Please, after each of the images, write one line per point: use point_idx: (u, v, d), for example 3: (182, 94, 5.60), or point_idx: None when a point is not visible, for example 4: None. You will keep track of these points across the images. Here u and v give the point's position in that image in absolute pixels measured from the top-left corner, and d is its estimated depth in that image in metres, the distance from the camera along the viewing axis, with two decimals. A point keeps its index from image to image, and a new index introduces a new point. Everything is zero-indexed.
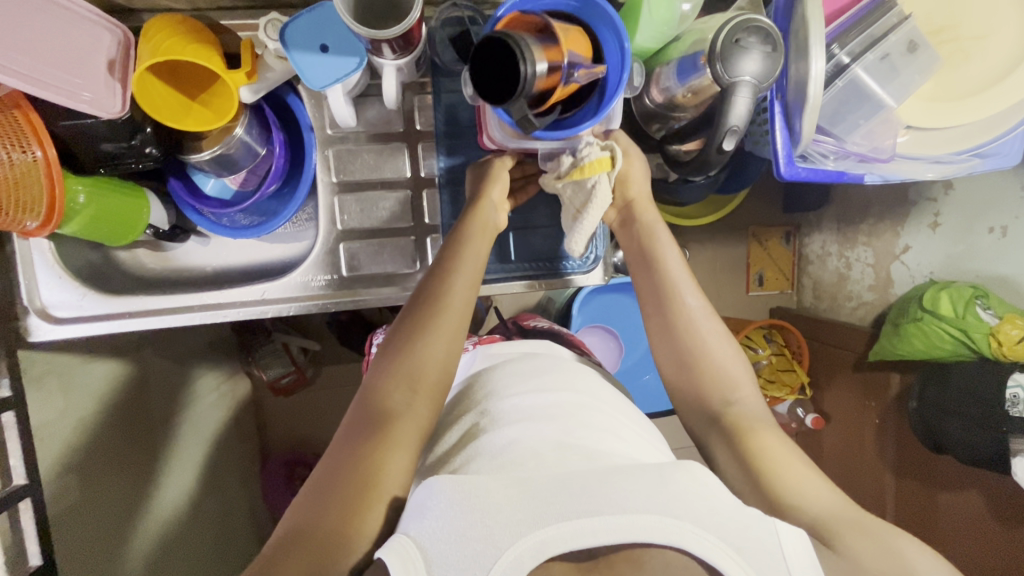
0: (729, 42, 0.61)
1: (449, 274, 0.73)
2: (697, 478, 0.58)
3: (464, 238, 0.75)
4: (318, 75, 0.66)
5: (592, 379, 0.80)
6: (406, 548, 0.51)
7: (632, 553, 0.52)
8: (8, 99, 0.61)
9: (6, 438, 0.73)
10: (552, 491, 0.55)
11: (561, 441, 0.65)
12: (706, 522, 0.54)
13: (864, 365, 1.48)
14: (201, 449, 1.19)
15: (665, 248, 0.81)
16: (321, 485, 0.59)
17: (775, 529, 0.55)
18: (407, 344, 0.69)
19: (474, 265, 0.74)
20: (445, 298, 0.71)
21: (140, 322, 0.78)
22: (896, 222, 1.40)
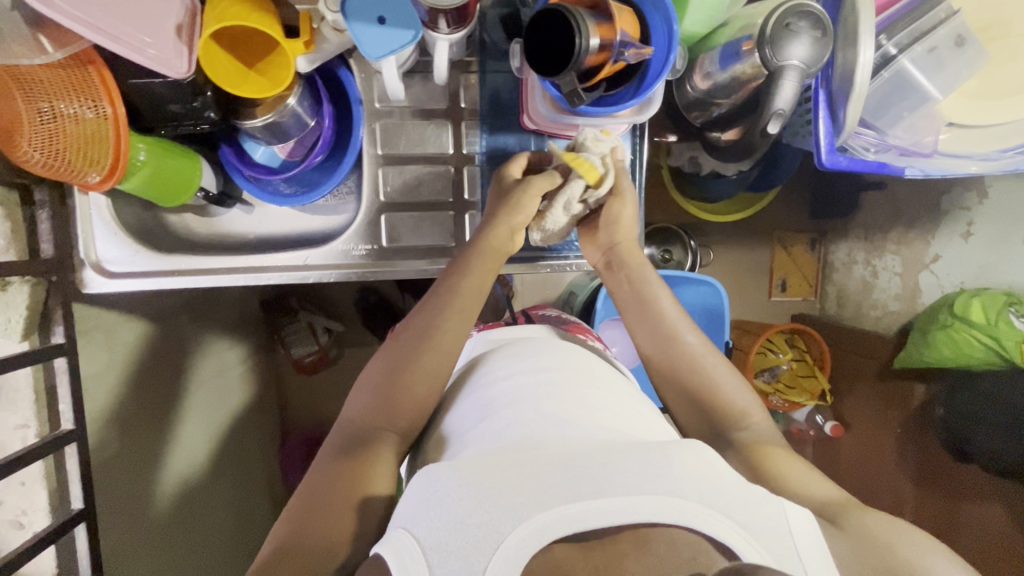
0: (780, 25, 0.62)
1: (442, 311, 0.75)
2: (703, 457, 0.58)
3: (457, 276, 0.77)
4: (374, 46, 0.68)
5: (595, 368, 0.79)
6: (405, 544, 0.51)
7: (641, 533, 0.50)
8: (83, 55, 0.64)
9: (57, 384, 0.76)
10: (554, 475, 0.54)
11: (556, 422, 0.65)
12: (716, 502, 0.53)
13: (891, 373, 1.45)
14: (226, 418, 1.22)
15: (659, 291, 0.83)
16: (303, 508, 0.61)
17: (784, 511, 0.55)
18: (395, 381, 0.71)
19: (466, 306, 0.75)
20: (434, 337, 0.73)
21: (187, 280, 0.81)
22: (928, 230, 1.40)
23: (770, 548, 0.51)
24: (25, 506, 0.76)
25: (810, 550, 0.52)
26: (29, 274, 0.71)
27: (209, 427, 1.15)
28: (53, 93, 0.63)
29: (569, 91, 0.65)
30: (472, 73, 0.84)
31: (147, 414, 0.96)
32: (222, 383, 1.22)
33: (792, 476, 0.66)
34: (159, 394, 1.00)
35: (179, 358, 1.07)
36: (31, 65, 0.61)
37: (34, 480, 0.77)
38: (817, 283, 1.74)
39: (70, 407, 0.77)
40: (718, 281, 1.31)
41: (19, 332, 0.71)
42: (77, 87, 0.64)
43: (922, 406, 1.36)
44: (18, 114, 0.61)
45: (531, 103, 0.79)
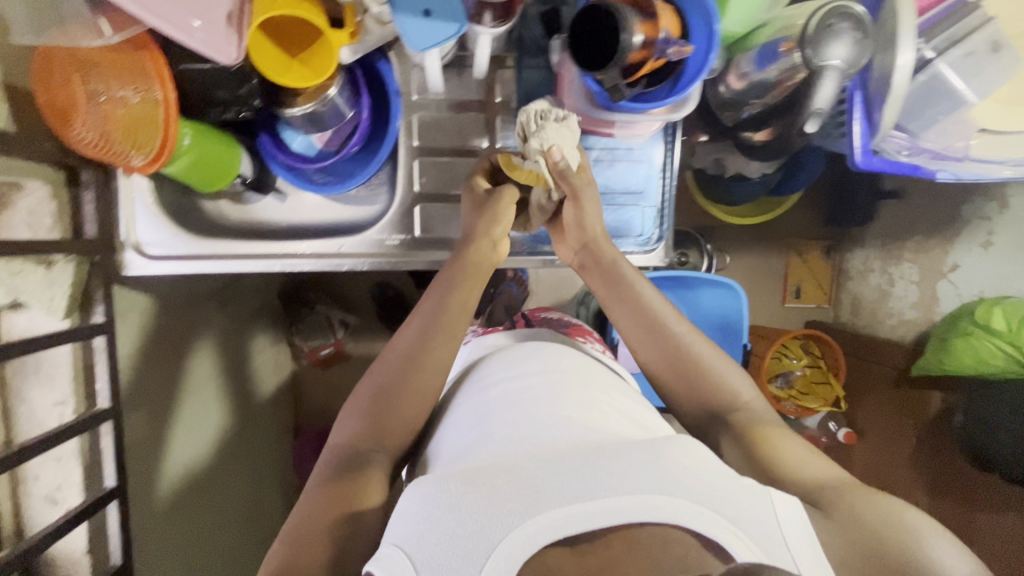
0: (822, 26, 0.64)
1: (430, 330, 0.73)
2: (689, 451, 0.56)
3: (449, 296, 0.76)
4: (418, 38, 0.69)
5: (585, 368, 0.78)
6: (395, 558, 0.50)
7: (631, 534, 0.49)
8: (139, 39, 0.66)
9: (96, 362, 0.78)
10: (541, 479, 0.53)
11: (541, 423, 0.64)
12: (704, 496, 0.51)
13: (906, 381, 1.45)
14: (236, 407, 1.22)
15: (638, 283, 0.81)
16: (298, 534, 0.59)
17: (772, 503, 0.53)
18: (385, 398, 0.69)
19: (454, 323, 0.75)
20: (423, 358, 0.71)
21: (225, 264, 0.83)
22: (947, 239, 1.39)
23: (765, 546, 0.49)
24: (60, 482, 0.77)
25: (799, 541, 0.51)
26: (72, 254, 0.73)
27: (221, 415, 1.15)
28: (110, 78, 0.65)
29: (610, 87, 0.67)
30: (509, 69, 0.86)
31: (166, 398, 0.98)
32: (238, 372, 1.23)
33: (795, 466, 0.65)
34: (179, 379, 1.01)
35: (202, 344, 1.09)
36: (91, 50, 0.63)
37: (70, 457, 0.77)
38: (831, 290, 1.74)
39: (107, 386, 0.80)
40: (738, 285, 1.32)
41: (63, 310, 0.73)
42: (132, 73, 0.66)
43: (939, 415, 1.36)
44: (75, 97, 0.63)
45: (567, 98, 0.80)
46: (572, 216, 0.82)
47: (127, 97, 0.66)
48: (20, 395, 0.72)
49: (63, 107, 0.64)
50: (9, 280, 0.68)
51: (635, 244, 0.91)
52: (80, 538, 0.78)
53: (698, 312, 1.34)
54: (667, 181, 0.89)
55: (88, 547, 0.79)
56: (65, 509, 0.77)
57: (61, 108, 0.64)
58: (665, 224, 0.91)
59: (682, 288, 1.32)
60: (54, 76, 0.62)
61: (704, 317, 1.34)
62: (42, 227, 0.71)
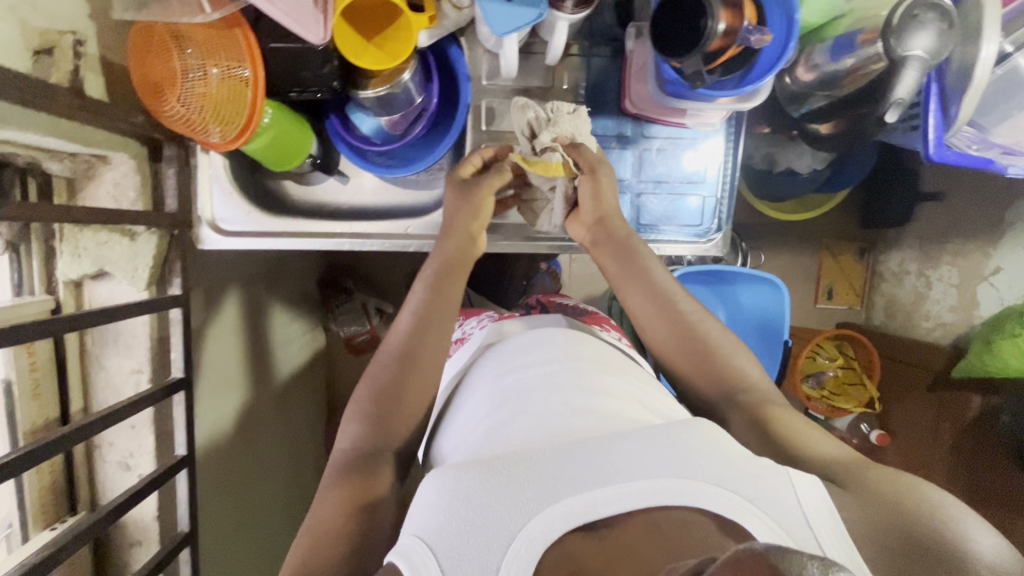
0: (907, 16, 0.64)
1: (423, 324, 0.75)
2: (707, 434, 0.57)
3: (441, 290, 0.77)
4: (501, 22, 0.70)
5: (596, 352, 0.78)
6: (415, 548, 0.48)
7: (652, 520, 0.49)
8: (232, 17, 0.68)
9: (171, 333, 0.80)
10: (556, 469, 0.52)
11: (555, 415, 0.63)
12: (720, 478, 0.51)
13: (941, 383, 1.41)
14: (276, 389, 1.24)
15: (650, 260, 0.82)
16: (315, 534, 0.58)
17: (789, 478, 0.52)
18: (390, 394, 0.70)
19: (444, 316, 0.76)
20: (420, 356, 0.72)
21: (298, 240, 0.88)
22: (986, 243, 1.34)
23: (782, 523, 0.48)
24: (133, 449, 0.80)
25: (819, 518, 0.49)
26: (155, 227, 0.75)
27: (259, 396, 1.17)
28: (203, 53, 0.67)
29: (691, 73, 0.68)
30: (576, 56, 0.86)
31: (216, 374, 1.00)
32: (276, 355, 1.25)
33: (822, 450, 0.62)
34: (225, 358, 1.03)
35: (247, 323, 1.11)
36: (185, 25, 0.65)
37: (143, 425, 0.80)
38: (865, 292, 1.72)
39: (180, 357, 0.81)
40: (782, 283, 1.30)
41: (144, 280, 0.76)
42: (224, 49, 0.68)
43: (977, 419, 1.31)
44: (169, 72, 0.65)
45: (635, 85, 0.81)
46: (589, 193, 0.81)
47: (218, 73, 0.68)
48: (100, 362, 0.77)
49: (157, 82, 0.66)
50: (96, 250, 0.73)
51: (691, 236, 0.92)
52: (151, 505, 0.80)
53: (739, 311, 1.33)
54: (726, 172, 0.90)
55: (157, 512, 0.81)
56: (138, 475, 0.80)
57: (154, 82, 0.66)
58: (722, 217, 0.92)
59: (721, 284, 1.32)
60: (150, 50, 0.65)
61: (745, 314, 1.33)
62: (124, 199, 0.74)
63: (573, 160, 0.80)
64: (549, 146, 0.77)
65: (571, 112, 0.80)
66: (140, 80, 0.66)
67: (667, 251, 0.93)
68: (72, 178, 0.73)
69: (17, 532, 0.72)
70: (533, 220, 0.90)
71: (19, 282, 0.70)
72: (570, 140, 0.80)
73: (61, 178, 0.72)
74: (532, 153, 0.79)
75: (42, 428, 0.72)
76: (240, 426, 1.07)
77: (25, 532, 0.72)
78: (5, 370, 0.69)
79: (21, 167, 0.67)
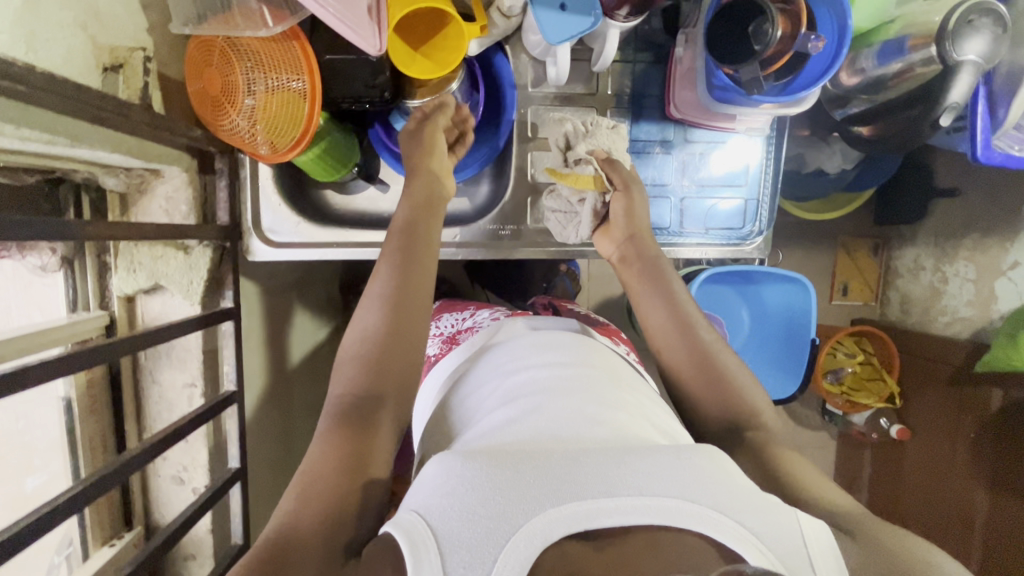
0: (963, 21, 0.66)
1: (400, 301, 0.65)
2: (718, 463, 0.50)
3: (411, 252, 0.69)
4: (556, 31, 0.70)
5: (608, 360, 0.73)
6: (415, 524, 0.44)
7: (650, 535, 0.44)
8: (290, 30, 0.67)
9: (225, 345, 0.79)
10: (565, 467, 0.47)
11: (568, 421, 0.58)
12: (727, 505, 0.46)
13: (965, 377, 1.33)
14: (304, 397, 1.21)
15: (673, 279, 0.77)
16: (303, 496, 0.52)
17: (797, 519, 0.46)
18: (381, 355, 0.62)
19: (416, 293, 0.67)
20: (413, 305, 0.66)
21: (348, 249, 0.86)
22: (1006, 237, 1.27)
23: (784, 559, 0.43)
24: (186, 463, 0.80)
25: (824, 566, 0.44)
26: (207, 240, 0.75)
27: (288, 406, 1.15)
28: (261, 66, 0.66)
29: (749, 79, 0.68)
30: (618, 63, 0.87)
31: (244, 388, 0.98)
32: (308, 362, 1.23)
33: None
34: (252, 370, 1.00)
35: (275, 332, 1.08)
36: (246, 39, 0.66)
37: (197, 438, 0.79)
38: (878, 287, 1.64)
39: (232, 369, 0.79)
40: (808, 281, 1.25)
41: (199, 294, 0.76)
42: (281, 62, 0.67)
43: (1000, 414, 1.25)
44: (226, 84, 0.66)
45: (680, 91, 0.82)
46: (622, 210, 0.80)
47: (273, 87, 0.67)
48: (153, 377, 0.77)
49: (215, 95, 0.67)
50: (152, 264, 0.73)
51: (734, 239, 0.93)
52: (205, 519, 0.80)
53: (763, 310, 1.29)
54: (767, 175, 0.91)
55: (211, 525, 0.82)
56: (192, 489, 0.80)
57: (211, 93, 0.67)
58: (762, 221, 0.93)
59: (747, 284, 1.27)
60: (211, 63, 0.66)
61: (772, 316, 1.30)
62: (177, 213, 0.74)
63: (607, 176, 0.80)
64: (583, 159, 0.78)
65: (608, 128, 0.81)
66: (200, 92, 0.67)
67: (709, 256, 0.94)
68: (124, 193, 0.73)
69: (78, 550, 0.72)
70: (557, 231, 0.86)
71: (74, 296, 0.71)
72: (605, 155, 0.79)
73: (115, 193, 0.72)
74: (564, 165, 0.79)
75: (100, 444, 0.73)
76: (265, 440, 1.05)
77: (84, 550, 0.72)
78: (66, 388, 0.69)
79: (77, 183, 0.68)
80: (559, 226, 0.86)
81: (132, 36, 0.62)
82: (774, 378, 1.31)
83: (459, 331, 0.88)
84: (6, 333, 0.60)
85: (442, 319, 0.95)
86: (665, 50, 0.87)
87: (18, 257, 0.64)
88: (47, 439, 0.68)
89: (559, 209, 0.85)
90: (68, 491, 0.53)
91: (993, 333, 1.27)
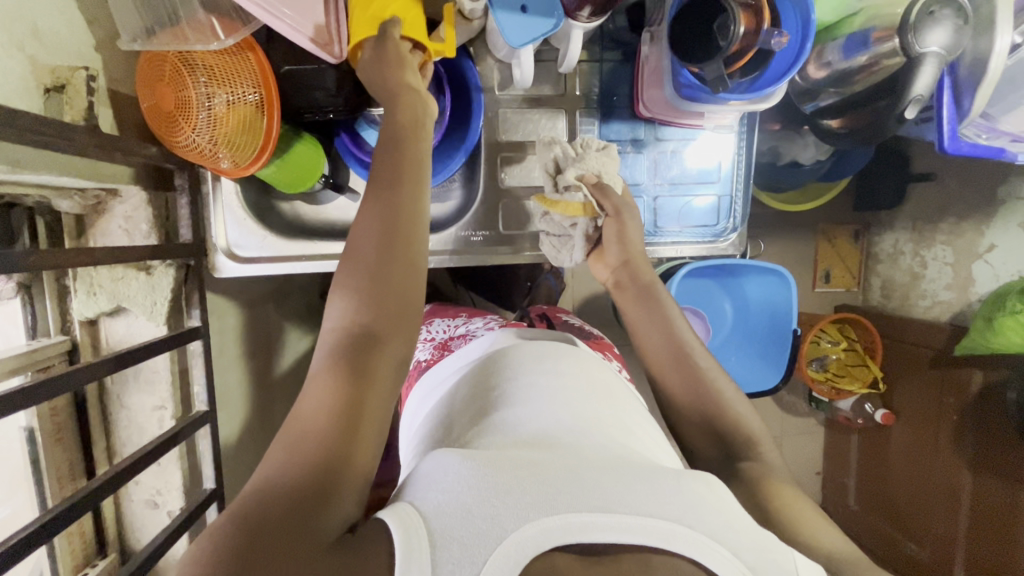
0: (923, 13, 0.66)
1: (394, 239, 0.55)
2: (716, 492, 0.50)
3: (394, 209, 0.56)
4: (516, 33, 0.69)
5: (603, 372, 0.71)
6: (409, 514, 0.43)
7: (644, 555, 0.43)
8: (244, 41, 0.66)
9: (194, 365, 0.77)
10: (564, 479, 0.46)
11: (567, 429, 0.56)
12: (721, 533, 0.45)
13: (946, 361, 1.34)
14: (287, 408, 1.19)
15: (670, 302, 0.77)
16: (291, 444, 0.47)
17: (794, 560, 0.46)
18: (377, 283, 0.53)
19: (413, 225, 0.57)
20: (407, 226, 0.56)
21: (318, 262, 0.84)
22: (981, 220, 1.28)
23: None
24: (160, 487, 0.79)
25: None
26: (169, 260, 0.73)
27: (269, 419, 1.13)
28: (214, 79, 0.64)
29: (713, 78, 0.67)
30: (586, 62, 0.86)
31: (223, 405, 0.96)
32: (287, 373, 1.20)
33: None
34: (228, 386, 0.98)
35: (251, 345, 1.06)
36: (201, 53, 0.64)
37: (170, 461, 0.78)
38: (860, 274, 1.64)
39: (203, 389, 0.78)
40: (788, 272, 1.25)
41: (163, 315, 0.75)
42: (237, 75, 0.65)
43: (982, 396, 1.26)
44: (180, 99, 0.63)
45: (648, 89, 0.82)
46: (614, 234, 0.79)
47: (228, 100, 0.65)
48: (122, 401, 0.76)
49: (170, 111, 0.64)
50: (112, 286, 0.72)
51: (709, 236, 0.92)
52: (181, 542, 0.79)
53: (745, 303, 1.29)
54: (741, 171, 0.91)
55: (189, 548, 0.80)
56: (167, 512, 0.79)
57: (163, 109, 0.64)
58: (737, 218, 0.93)
59: (728, 277, 1.26)
60: (163, 77, 0.63)
61: (754, 308, 1.30)
62: (138, 233, 0.73)
63: (597, 202, 0.78)
64: (573, 184, 0.77)
65: (599, 150, 0.79)
66: (154, 107, 0.65)
67: (685, 253, 0.93)
68: (82, 215, 0.72)
69: None
70: (552, 256, 0.85)
71: (33, 323, 0.69)
72: (597, 179, 0.78)
73: (71, 216, 0.71)
74: (554, 191, 0.79)
75: (67, 474, 0.71)
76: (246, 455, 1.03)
77: None
78: (29, 418, 0.67)
79: (30, 207, 0.66)
80: (552, 249, 0.84)
81: (75, 54, 0.60)
82: (757, 370, 1.32)
83: (451, 338, 0.88)
84: None
85: (434, 324, 0.95)
86: (632, 49, 0.86)
87: None
88: (10, 472, 0.66)
89: (553, 233, 0.83)
90: (29, 526, 0.51)
91: (971, 316, 1.29)
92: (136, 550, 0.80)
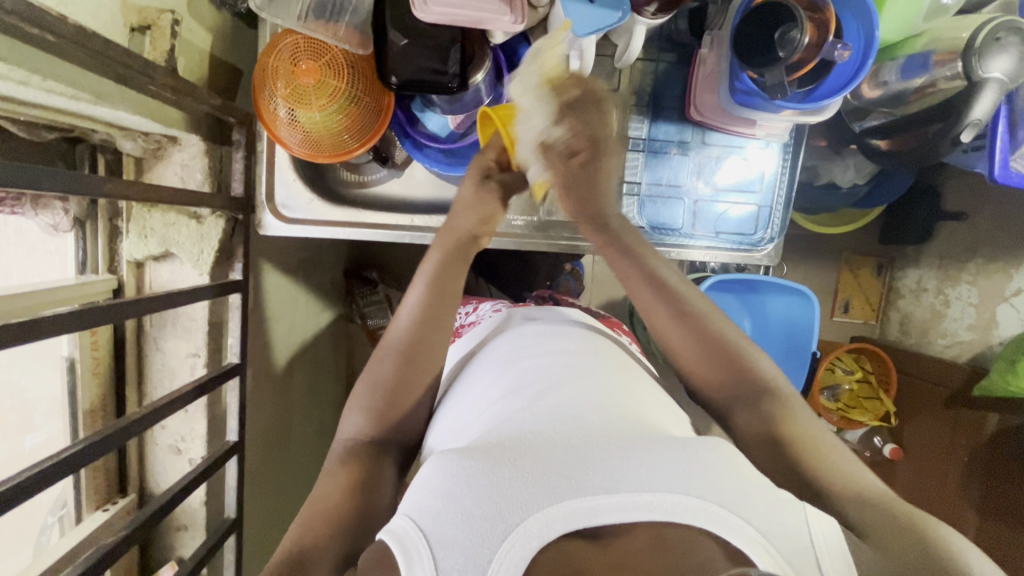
0: (990, 39, 0.68)
1: (409, 369, 0.67)
2: (724, 454, 0.49)
3: (435, 316, 0.70)
4: (583, 23, 0.70)
5: (614, 352, 0.72)
6: (406, 533, 0.43)
7: (657, 531, 0.42)
8: (382, 103, 0.78)
9: (230, 316, 0.78)
10: (565, 463, 0.47)
11: (572, 405, 0.56)
12: (732, 500, 0.44)
13: (962, 400, 1.31)
14: (305, 378, 1.20)
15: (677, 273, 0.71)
16: (313, 518, 0.57)
17: (805, 516, 0.44)
18: (388, 395, 0.66)
19: (434, 332, 0.69)
20: (421, 352, 0.68)
21: (360, 230, 0.86)
22: (1010, 263, 1.26)
23: (791, 561, 0.41)
24: (184, 433, 0.80)
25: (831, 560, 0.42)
26: (219, 210, 0.75)
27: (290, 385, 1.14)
28: (342, 103, 0.74)
29: (774, 83, 0.68)
30: (641, 61, 0.87)
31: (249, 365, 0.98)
32: (310, 343, 1.22)
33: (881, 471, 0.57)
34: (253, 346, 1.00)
35: (282, 311, 1.08)
36: (357, 57, 0.74)
37: (197, 409, 0.79)
38: (881, 306, 1.62)
39: (236, 342, 0.79)
40: (811, 292, 1.24)
41: (209, 264, 0.76)
42: (359, 117, 0.76)
43: (994, 441, 1.23)
44: (302, 86, 0.72)
45: (703, 95, 0.83)
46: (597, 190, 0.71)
47: (330, 110, 0.74)
48: (159, 344, 0.77)
49: (287, 82, 0.73)
50: (164, 231, 0.73)
51: (745, 245, 0.93)
52: (198, 491, 0.80)
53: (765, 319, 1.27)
54: (783, 181, 0.91)
55: (205, 497, 0.82)
56: (188, 459, 0.80)
57: (295, 77, 0.72)
58: (774, 224, 0.93)
59: (750, 293, 1.26)
60: (318, 61, 0.72)
61: (775, 325, 1.27)
62: (192, 181, 0.75)
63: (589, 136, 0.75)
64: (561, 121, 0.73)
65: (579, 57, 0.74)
66: (280, 71, 0.73)
67: (718, 260, 0.94)
68: (141, 158, 0.73)
69: (72, 513, 0.72)
70: None
71: (84, 258, 0.71)
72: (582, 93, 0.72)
73: (131, 157, 0.72)
74: None
75: (100, 409, 0.73)
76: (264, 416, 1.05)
77: (77, 513, 0.72)
78: (71, 349, 0.69)
79: (94, 144, 0.68)
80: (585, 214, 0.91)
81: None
82: None
83: (463, 326, 0.91)
84: (16, 289, 0.60)
85: None
86: (689, 50, 0.87)
87: (32, 215, 0.65)
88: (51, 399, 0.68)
89: None
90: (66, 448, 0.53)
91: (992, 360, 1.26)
92: (155, 493, 0.81)
